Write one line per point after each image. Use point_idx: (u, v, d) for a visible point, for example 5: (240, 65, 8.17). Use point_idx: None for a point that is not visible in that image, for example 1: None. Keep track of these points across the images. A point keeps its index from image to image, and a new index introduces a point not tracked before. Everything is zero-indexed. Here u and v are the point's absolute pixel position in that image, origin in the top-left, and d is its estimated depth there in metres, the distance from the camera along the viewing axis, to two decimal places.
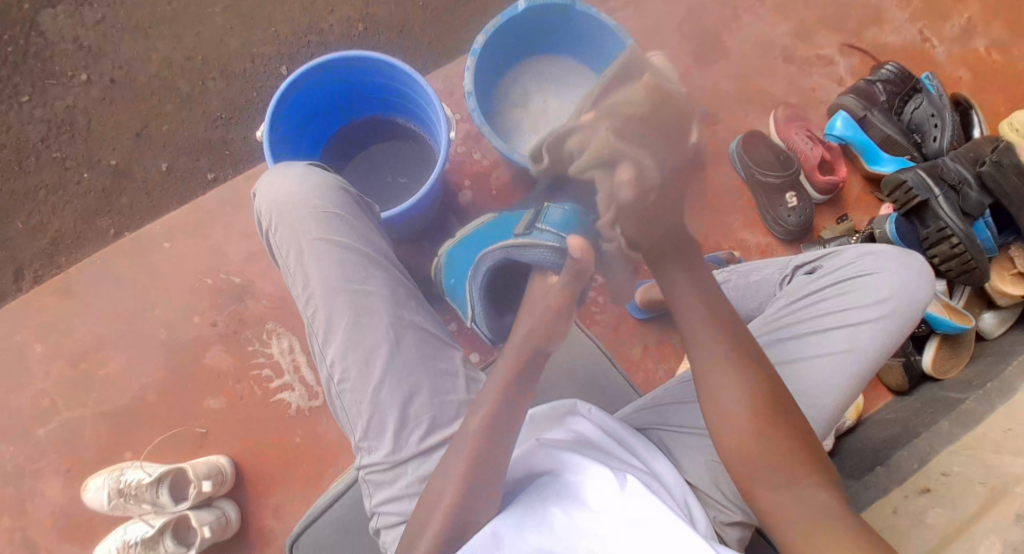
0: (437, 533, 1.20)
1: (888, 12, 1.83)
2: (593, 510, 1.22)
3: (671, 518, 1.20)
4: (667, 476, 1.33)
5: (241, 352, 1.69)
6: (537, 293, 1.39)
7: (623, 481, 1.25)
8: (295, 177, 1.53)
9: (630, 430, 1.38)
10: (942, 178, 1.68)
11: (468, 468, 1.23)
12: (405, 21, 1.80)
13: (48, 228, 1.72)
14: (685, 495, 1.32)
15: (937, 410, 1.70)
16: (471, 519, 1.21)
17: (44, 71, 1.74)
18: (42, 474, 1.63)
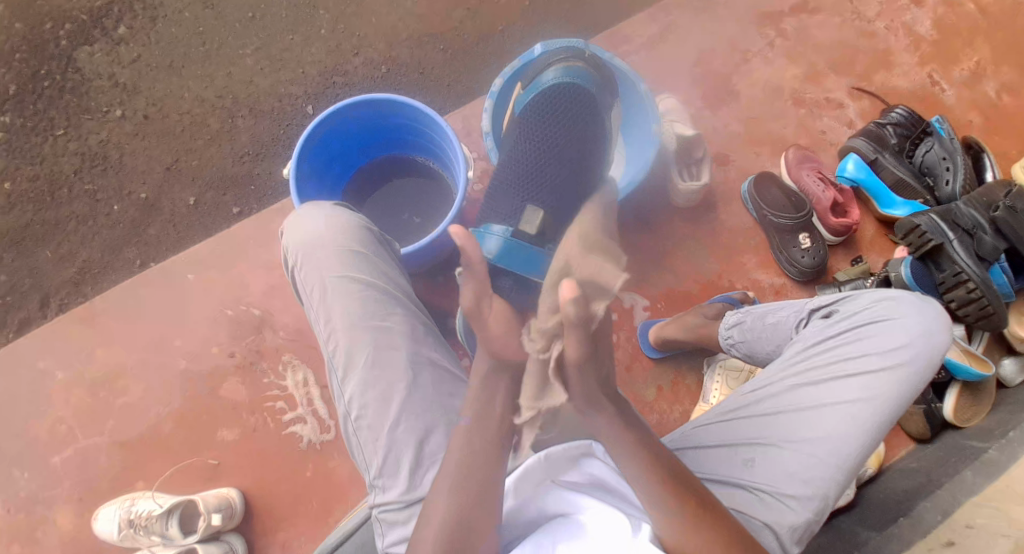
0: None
1: (898, 58, 1.86)
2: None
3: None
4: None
5: (257, 384, 1.70)
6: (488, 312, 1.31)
7: (637, 530, 1.24)
8: (319, 215, 1.56)
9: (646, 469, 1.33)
10: (955, 223, 1.68)
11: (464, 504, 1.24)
12: (425, 65, 1.85)
13: (75, 258, 1.76)
14: None
15: (959, 460, 1.67)
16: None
17: (80, 106, 1.81)
18: (55, 502, 1.65)
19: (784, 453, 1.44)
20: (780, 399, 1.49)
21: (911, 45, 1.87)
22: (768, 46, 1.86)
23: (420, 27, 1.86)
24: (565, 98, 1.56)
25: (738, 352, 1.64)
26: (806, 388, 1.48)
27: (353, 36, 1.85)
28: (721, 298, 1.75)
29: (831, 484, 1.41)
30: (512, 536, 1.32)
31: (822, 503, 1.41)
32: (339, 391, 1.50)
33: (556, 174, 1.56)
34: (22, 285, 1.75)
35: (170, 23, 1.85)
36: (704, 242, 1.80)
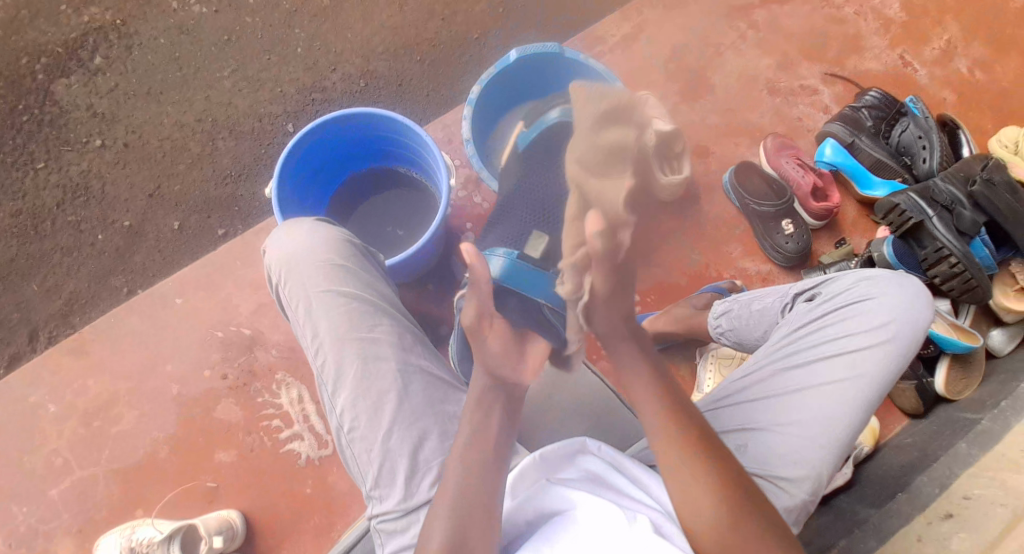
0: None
1: (868, 41, 1.88)
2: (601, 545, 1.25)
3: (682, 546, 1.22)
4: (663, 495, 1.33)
5: (252, 403, 1.70)
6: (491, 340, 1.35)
7: (632, 516, 1.27)
8: (302, 230, 1.57)
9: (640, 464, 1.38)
10: (934, 200, 1.70)
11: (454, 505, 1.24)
12: (403, 77, 1.86)
13: (61, 291, 1.76)
14: None
15: (953, 432, 1.68)
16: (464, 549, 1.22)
17: (60, 138, 1.81)
18: (53, 536, 1.63)
19: (775, 437, 1.45)
20: (768, 383, 1.49)
21: (881, 28, 1.89)
22: (740, 37, 1.87)
23: (395, 39, 1.87)
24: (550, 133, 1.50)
25: (728, 340, 1.66)
26: (793, 371, 1.48)
27: (330, 52, 1.86)
28: (709, 288, 1.76)
29: (823, 463, 1.42)
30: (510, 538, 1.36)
31: (816, 484, 1.42)
32: (329, 403, 1.50)
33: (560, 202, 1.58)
34: (10, 320, 1.75)
35: (146, 51, 1.85)
36: (689, 233, 1.80)
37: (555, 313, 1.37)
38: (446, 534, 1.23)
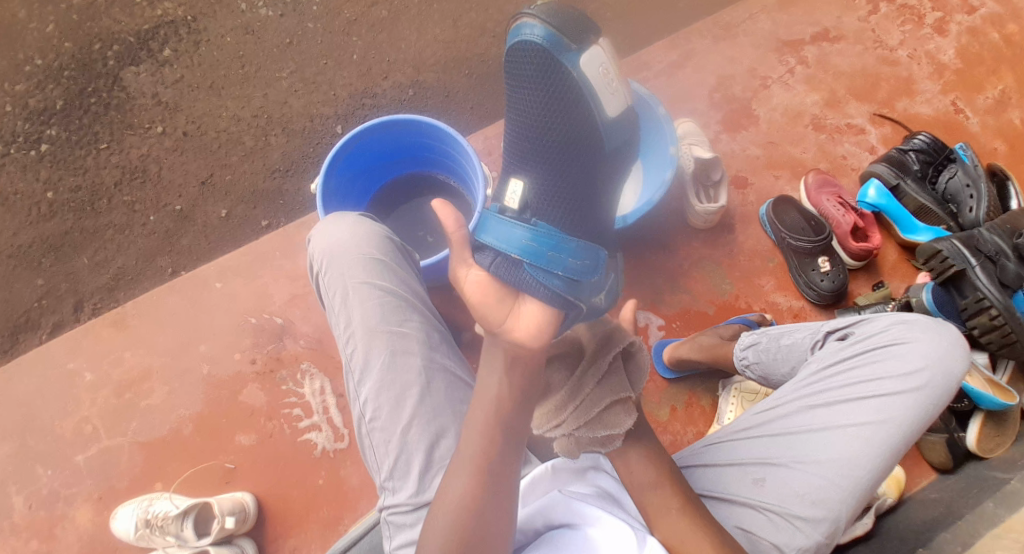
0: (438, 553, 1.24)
1: (920, 85, 1.87)
2: None
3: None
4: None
5: (276, 390, 1.74)
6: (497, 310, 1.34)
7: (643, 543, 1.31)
8: (344, 225, 1.60)
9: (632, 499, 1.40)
10: (978, 249, 1.65)
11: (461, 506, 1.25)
12: (450, 89, 1.92)
13: (110, 265, 1.84)
14: None
15: (983, 491, 1.62)
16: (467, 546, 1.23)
17: (124, 122, 1.89)
18: (74, 500, 1.70)
19: (794, 474, 1.42)
20: (791, 420, 1.46)
21: (933, 73, 1.88)
22: (788, 72, 1.88)
23: (447, 53, 1.93)
24: (528, 73, 1.34)
25: (753, 374, 1.62)
26: (819, 409, 1.45)
27: (384, 61, 1.92)
28: (738, 319, 1.74)
29: (842, 506, 1.38)
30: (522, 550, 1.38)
31: (832, 526, 1.39)
32: (354, 394, 1.53)
33: (584, 157, 1.38)
34: (58, 289, 1.82)
35: (212, 47, 1.93)
36: (721, 263, 1.80)
37: (532, 264, 1.34)
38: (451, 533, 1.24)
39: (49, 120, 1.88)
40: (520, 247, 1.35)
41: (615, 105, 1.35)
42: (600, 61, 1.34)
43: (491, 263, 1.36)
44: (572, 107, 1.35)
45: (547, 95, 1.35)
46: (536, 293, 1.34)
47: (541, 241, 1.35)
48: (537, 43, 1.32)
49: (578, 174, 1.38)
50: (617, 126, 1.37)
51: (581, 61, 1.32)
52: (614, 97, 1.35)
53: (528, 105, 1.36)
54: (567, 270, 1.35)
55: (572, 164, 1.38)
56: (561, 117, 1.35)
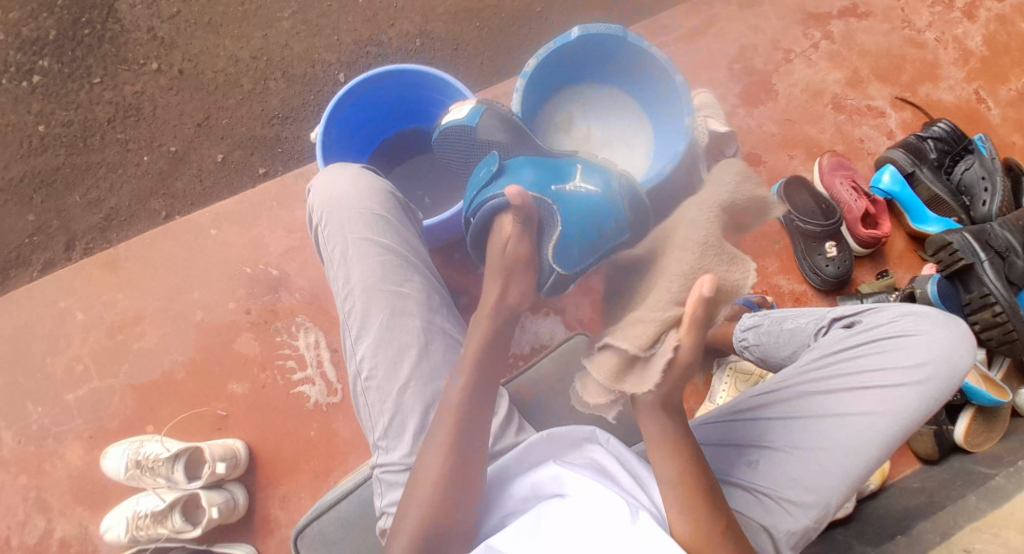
0: (434, 484, 1.27)
1: (945, 71, 1.82)
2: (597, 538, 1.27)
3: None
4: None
5: (270, 341, 1.75)
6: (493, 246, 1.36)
7: (635, 514, 1.28)
8: (346, 176, 1.51)
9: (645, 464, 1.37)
10: (989, 244, 1.63)
11: (452, 437, 1.28)
12: (458, 40, 1.88)
13: (102, 205, 1.82)
14: None
15: (966, 484, 1.63)
16: (468, 475, 1.28)
17: (118, 56, 1.85)
18: (64, 438, 1.71)
19: (788, 459, 1.42)
20: (790, 405, 1.46)
21: (959, 58, 1.83)
22: (812, 47, 1.82)
23: (459, 3, 1.89)
24: (443, 156, 1.56)
25: (752, 355, 1.63)
26: (818, 397, 1.45)
27: (391, 7, 1.88)
28: (738, 301, 1.73)
29: (833, 493, 1.39)
30: (508, 510, 1.38)
31: (822, 511, 1.40)
32: (350, 350, 1.46)
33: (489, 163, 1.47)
34: (49, 226, 1.81)
35: None
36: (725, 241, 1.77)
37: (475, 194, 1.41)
38: (445, 466, 1.27)
39: (42, 51, 1.84)
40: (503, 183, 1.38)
41: (454, 116, 1.48)
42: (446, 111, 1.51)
43: (474, 208, 1.39)
44: (454, 145, 1.49)
45: (448, 160, 1.55)
46: (491, 206, 1.37)
47: (496, 164, 1.41)
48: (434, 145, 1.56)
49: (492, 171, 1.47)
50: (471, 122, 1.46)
51: (444, 123, 1.50)
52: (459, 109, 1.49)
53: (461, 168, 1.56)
54: (496, 173, 1.40)
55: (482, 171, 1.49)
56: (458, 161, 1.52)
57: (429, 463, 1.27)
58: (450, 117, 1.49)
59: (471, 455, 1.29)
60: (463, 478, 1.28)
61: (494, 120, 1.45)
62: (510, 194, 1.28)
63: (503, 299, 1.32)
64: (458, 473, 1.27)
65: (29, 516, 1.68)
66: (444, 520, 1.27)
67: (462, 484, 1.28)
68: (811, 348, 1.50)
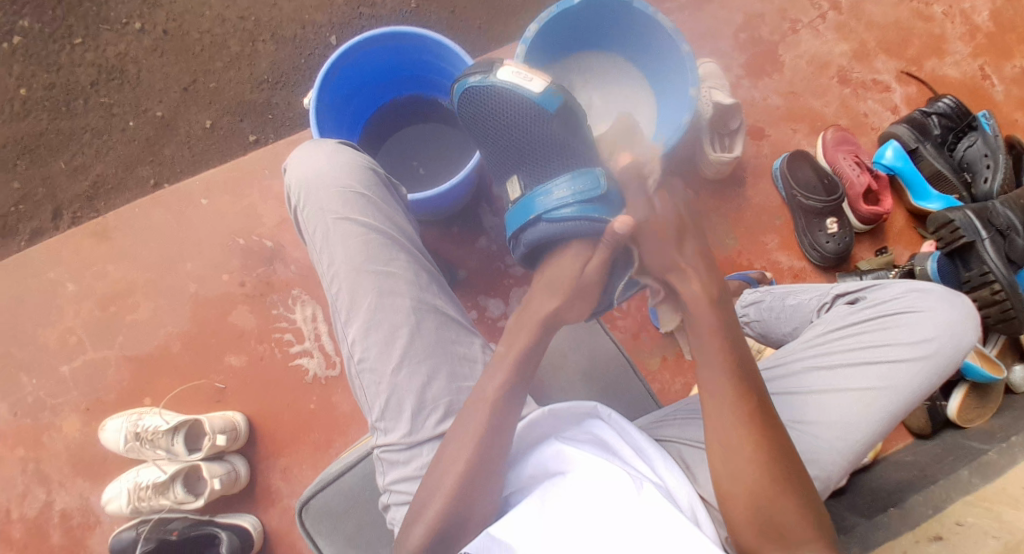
0: (455, 480, 1.25)
1: (952, 46, 1.84)
2: (604, 514, 1.24)
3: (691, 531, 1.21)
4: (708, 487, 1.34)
5: (267, 314, 1.73)
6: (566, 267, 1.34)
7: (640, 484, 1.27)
8: (322, 152, 1.46)
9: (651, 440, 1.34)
10: (990, 223, 1.63)
11: (483, 429, 1.26)
12: (457, 5, 1.85)
13: (88, 173, 1.79)
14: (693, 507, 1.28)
15: (958, 458, 1.61)
16: (491, 470, 1.26)
17: (99, 15, 1.81)
18: (60, 411, 1.69)
19: (789, 433, 1.38)
20: (792, 380, 1.42)
21: (965, 33, 1.84)
22: (820, 18, 1.83)
23: None
24: (476, 113, 1.39)
25: (753, 331, 1.62)
26: (822, 372, 1.40)
27: None
28: (738, 277, 1.71)
29: (835, 467, 1.36)
30: (514, 488, 1.34)
31: (822, 485, 1.36)
32: (340, 332, 1.43)
33: (547, 144, 1.36)
34: (35, 194, 1.78)
35: None
36: (726, 216, 1.77)
37: (547, 211, 1.34)
38: (475, 457, 1.25)
39: (22, 10, 1.80)
40: (587, 200, 1.33)
41: (534, 85, 1.35)
42: (513, 71, 1.37)
43: (552, 219, 1.33)
44: (514, 113, 1.36)
45: (482, 123, 1.39)
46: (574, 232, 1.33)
47: (589, 184, 1.33)
48: (462, 96, 1.40)
49: (545, 154, 1.37)
50: (549, 99, 1.34)
51: (498, 78, 1.36)
52: (533, 79, 1.36)
53: (483, 132, 1.40)
54: (584, 197, 1.32)
55: (533, 149, 1.37)
56: (505, 130, 1.37)
57: (455, 456, 1.26)
58: (521, 83, 1.35)
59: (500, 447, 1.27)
60: (486, 474, 1.25)
61: (571, 109, 1.36)
62: (620, 224, 1.30)
63: (556, 310, 1.33)
64: (484, 464, 1.25)
65: (29, 487, 1.67)
66: (462, 508, 1.24)
67: (483, 483, 1.25)
68: (815, 325, 1.46)
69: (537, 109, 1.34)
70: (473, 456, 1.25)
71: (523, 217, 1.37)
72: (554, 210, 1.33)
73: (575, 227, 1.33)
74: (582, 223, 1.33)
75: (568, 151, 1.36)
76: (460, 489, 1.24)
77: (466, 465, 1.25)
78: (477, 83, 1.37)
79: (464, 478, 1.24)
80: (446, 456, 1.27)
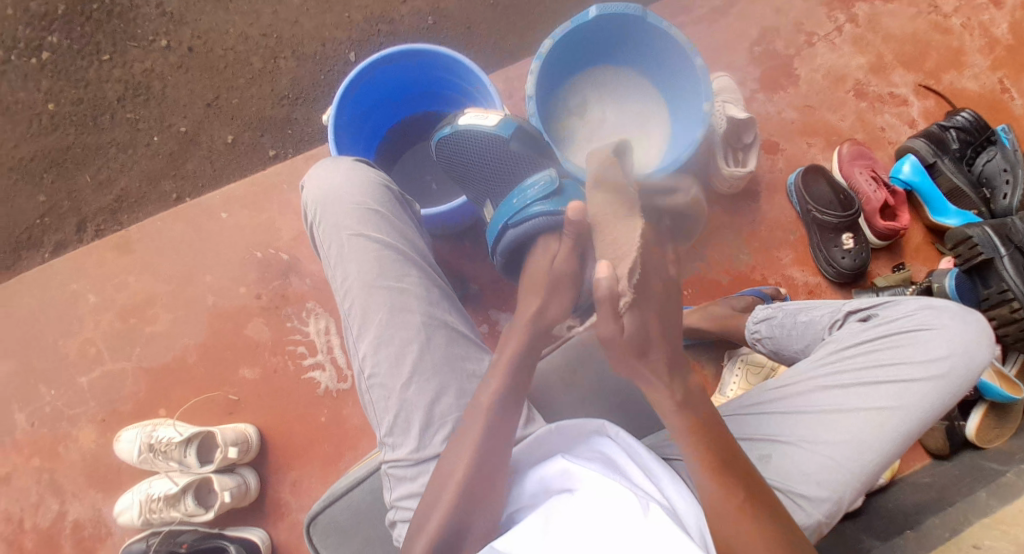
0: (454, 489, 1.26)
1: (971, 59, 1.82)
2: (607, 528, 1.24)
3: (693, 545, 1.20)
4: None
5: (281, 326, 1.75)
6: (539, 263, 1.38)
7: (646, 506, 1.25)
8: (336, 169, 1.48)
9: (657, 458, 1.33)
10: (1009, 239, 1.60)
11: (480, 436, 1.28)
12: (471, 19, 1.86)
13: (113, 186, 1.82)
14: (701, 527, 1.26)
15: (976, 479, 1.58)
16: (487, 477, 1.27)
17: (126, 32, 1.84)
18: (78, 421, 1.72)
19: (800, 453, 1.36)
20: (803, 399, 1.40)
21: (985, 46, 1.82)
22: (836, 31, 1.81)
23: None
24: (450, 155, 1.51)
25: (764, 347, 1.58)
26: (833, 391, 1.38)
27: None
28: (751, 293, 1.71)
29: (847, 488, 1.34)
30: (517, 506, 1.34)
31: (835, 506, 1.35)
32: (352, 346, 1.43)
33: (512, 165, 1.45)
34: (60, 207, 1.81)
35: None
36: (739, 230, 1.76)
37: (513, 216, 1.40)
38: (474, 463, 1.27)
39: (51, 26, 1.83)
40: (549, 198, 1.39)
41: (491, 119, 1.45)
42: (471, 113, 1.48)
43: (516, 219, 1.39)
44: (478, 146, 1.46)
45: (455, 160, 1.50)
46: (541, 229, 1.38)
47: (548, 185, 1.40)
48: (435, 142, 1.52)
49: (511, 174, 1.45)
50: (506, 128, 1.44)
51: (460, 121, 1.47)
52: (489, 116, 1.47)
53: (461, 169, 1.51)
54: (543, 198, 1.39)
55: (500, 174, 1.46)
56: (474, 163, 1.48)
57: (453, 464, 1.28)
58: (480, 119, 1.46)
59: (496, 454, 1.29)
60: (483, 482, 1.27)
61: (528, 134, 1.46)
62: (574, 207, 1.33)
63: (537, 313, 1.36)
64: (481, 472, 1.27)
65: (43, 497, 1.69)
66: (462, 519, 1.25)
67: (481, 493, 1.26)
68: (826, 343, 1.44)
69: (495, 140, 1.44)
70: (471, 463, 1.27)
71: (496, 228, 1.43)
72: (519, 213, 1.40)
73: (539, 224, 1.38)
74: (544, 218, 1.38)
75: (532, 168, 1.44)
76: (459, 497, 1.25)
77: (463, 473, 1.26)
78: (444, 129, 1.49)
79: (462, 487, 1.25)
80: (446, 465, 1.28)
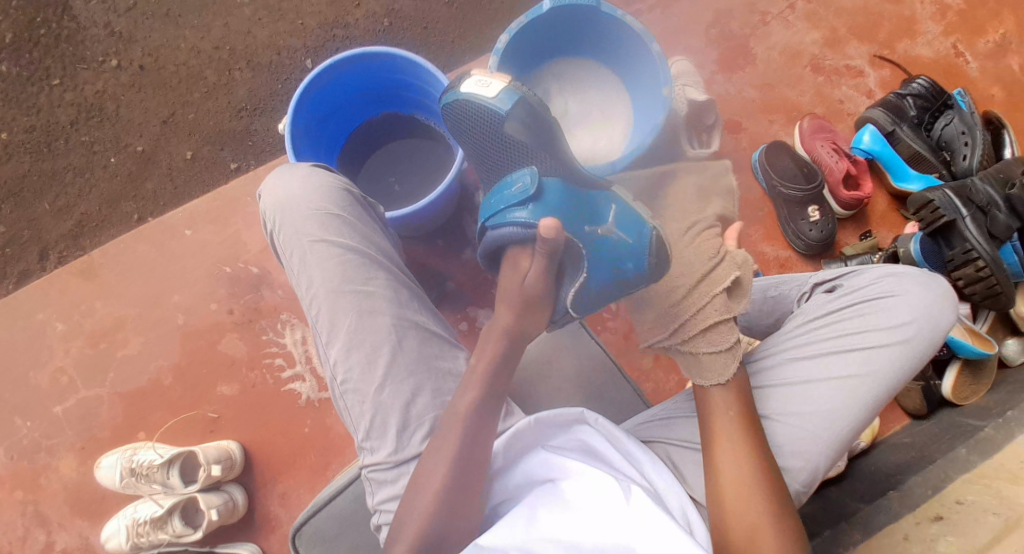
0: (433, 498, 1.24)
1: (923, 26, 1.84)
2: (593, 520, 1.24)
3: (678, 532, 1.21)
4: (698, 488, 1.34)
5: (257, 340, 1.73)
6: (511, 274, 1.36)
7: (627, 491, 1.27)
8: (295, 176, 1.45)
9: (638, 442, 1.34)
10: (970, 199, 1.62)
11: (460, 446, 1.26)
12: (428, 19, 1.86)
13: (72, 212, 1.80)
14: (684, 507, 1.29)
15: (955, 437, 1.60)
16: (470, 484, 1.26)
17: (76, 55, 1.83)
18: (56, 451, 1.70)
19: (774, 426, 1.37)
20: (773, 373, 1.41)
21: (936, 13, 1.85)
22: (788, 8, 1.83)
23: None
24: (454, 125, 1.39)
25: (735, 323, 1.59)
26: (803, 362, 1.39)
27: None
28: None
29: (822, 457, 1.35)
30: (500, 499, 1.33)
31: (811, 475, 1.36)
32: (321, 353, 1.41)
33: (515, 155, 1.34)
34: (21, 236, 1.80)
35: None
36: None
37: (494, 220, 1.36)
38: (454, 473, 1.25)
39: None
40: (528, 206, 1.33)
41: (493, 93, 1.32)
42: (476, 80, 1.35)
43: (493, 223, 1.35)
44: (479, 124, 1.34)
45: (460, 134, 1.39)
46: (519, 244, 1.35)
47: (530, 193, 1.32)
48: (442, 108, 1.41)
49: (517, 163, 1.35)
50: (508, 107, 1.31)
51: (461, 89, 1.35)
52: (493, 84, 1.33)
53: (465, 141, 1.39)
54: (524, 209, 1.33)
55: (504, 159, 1.36)
56: (477, 140, 1.37)
57: (431, 474, 1.25)
58: (483, 93, 1.33)
59: (474, 462, 1.27)
60: (464, 489, 1.25)
61: (534, 115, 1.32)
62: (545, 227, 1.29)
63: (514, 324, 1.34)
64: (462, 480, 1.25)
65: (28, 530, 1.67)
66: (443, 524, 1.23)
67: (463, 500, 1.25)
68: (795, 316, 1.45)
69: (495, 119, 1.32)
70: (449, 472, 1.25)
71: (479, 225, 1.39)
72: (500, 220, 1.35)
73: (518, 240, 1.34)
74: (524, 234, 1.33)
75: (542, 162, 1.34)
76: (440, 504, 1.24)
77: (443, 483, 1.24)
78: (448, 97, 1.37)
79: (442, 495, 1.24)
80: (424, 470, 1.26)
